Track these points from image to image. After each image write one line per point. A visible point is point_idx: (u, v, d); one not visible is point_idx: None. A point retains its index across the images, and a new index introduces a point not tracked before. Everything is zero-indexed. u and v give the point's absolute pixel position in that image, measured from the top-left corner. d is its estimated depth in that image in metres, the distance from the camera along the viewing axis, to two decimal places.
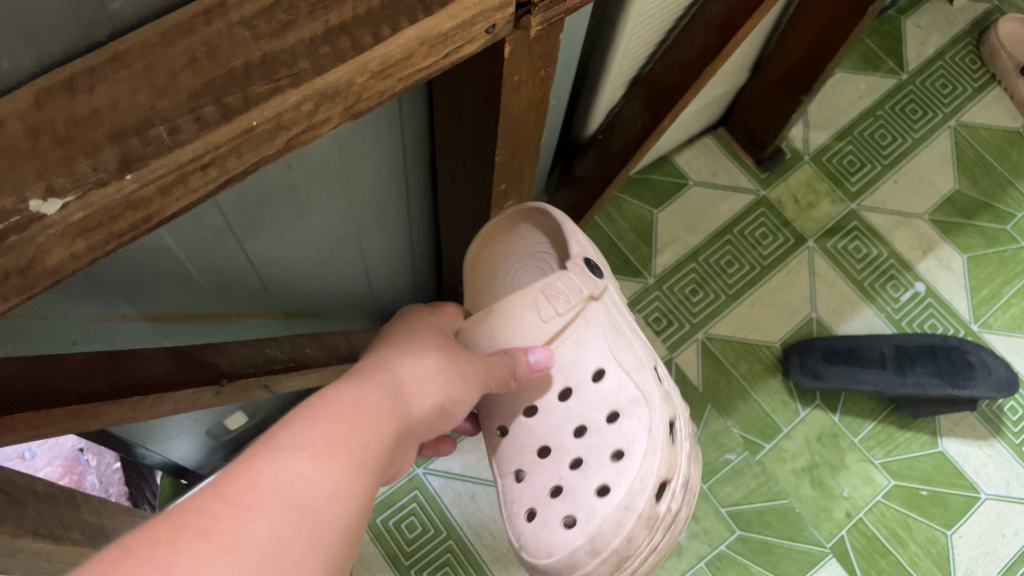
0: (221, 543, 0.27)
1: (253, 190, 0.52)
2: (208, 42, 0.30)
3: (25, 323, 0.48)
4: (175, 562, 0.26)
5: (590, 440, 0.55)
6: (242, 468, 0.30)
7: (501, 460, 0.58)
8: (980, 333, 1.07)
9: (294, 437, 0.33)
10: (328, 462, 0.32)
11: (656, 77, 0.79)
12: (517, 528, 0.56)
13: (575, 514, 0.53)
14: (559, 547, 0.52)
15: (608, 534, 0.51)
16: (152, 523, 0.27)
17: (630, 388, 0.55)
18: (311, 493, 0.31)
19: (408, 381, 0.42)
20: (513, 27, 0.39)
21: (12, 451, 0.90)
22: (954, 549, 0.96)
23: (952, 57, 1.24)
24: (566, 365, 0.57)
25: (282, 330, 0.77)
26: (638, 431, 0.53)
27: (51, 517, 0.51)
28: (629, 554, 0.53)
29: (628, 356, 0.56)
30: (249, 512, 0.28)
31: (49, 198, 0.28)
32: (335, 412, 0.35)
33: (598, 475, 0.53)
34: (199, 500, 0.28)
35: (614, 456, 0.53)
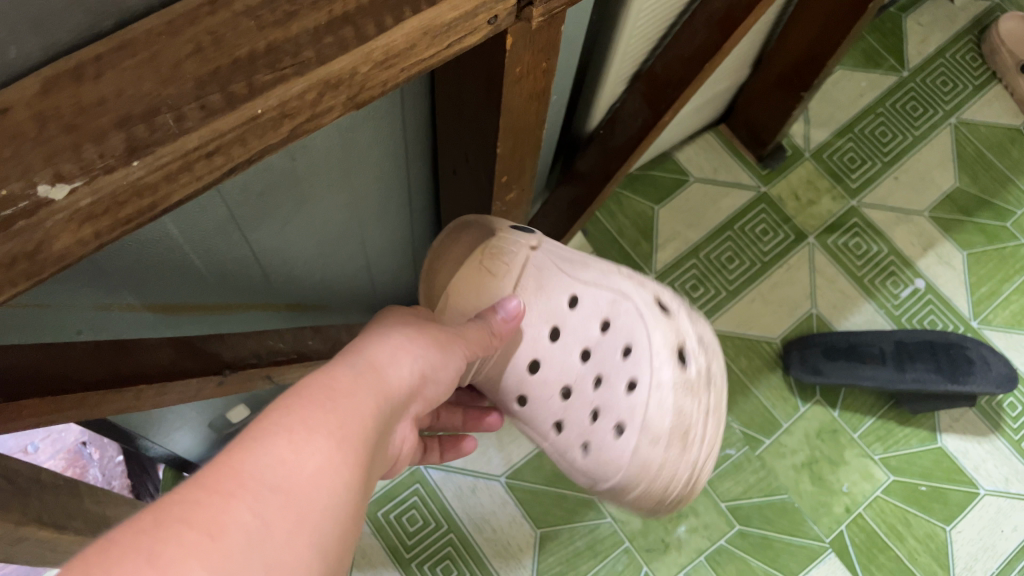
0: (205, 533, 0.25)
1: (257, 181, 0.53)
2: (213, 31, 0.31)
3: (30, 312, 0.48)
4: (159, 555, 0.24)
5: (598, 357, 0.59)
6: (219, 458, 0.29)
7: (535, 421, 0.62)
8: (980, 329, 1.07)
9: (267, 420, 0.31)
10: (309, 439, 0.30)
11: (658, 72, 0.80)
12: (584, 465, 0.60)
13: (622, 420, 0.57)
14: (623, 455, 0.57)
15: (658, 417, 0.55)
16: (127, 519, 0.25)
17: (605, 295, 0.59)
18: (296, 477, 0.29)
19: (380, 358, 0.40)
20: (516, 18, 0.40)
21: (15, 444, 0.91)
22: (953, 544, 0.96)
23: (953, 55, 1.24)
24: (542, 314, 0.59)
25: (284, 322, 0.78)
26: (632, 321, 0.57)
27: (56, 507, 0.51)
28: (691, 427, 0.56)
29: (586, 271, 0.60)
30: (232, 498, 0.27)
31: (57, 183, 0.28)
32: (307, 391, 0.33)
33: (623, 379, 0.57)
34: (178, 491, 0.27)
35: (625, 354, 0.57)
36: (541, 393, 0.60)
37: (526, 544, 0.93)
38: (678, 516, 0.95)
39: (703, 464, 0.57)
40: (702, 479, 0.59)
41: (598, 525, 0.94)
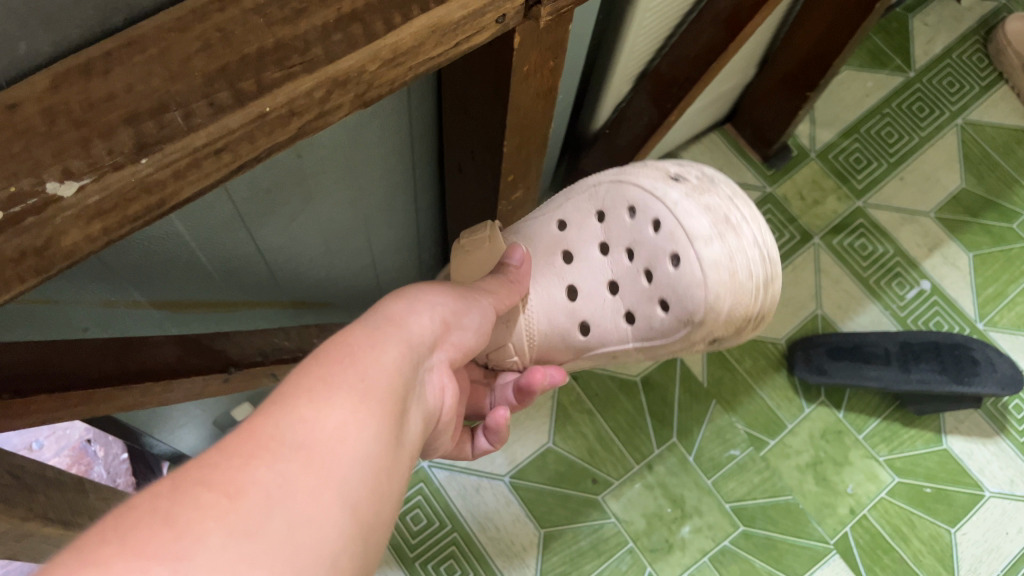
0: (224, 493, 0.26)
1: (263, 179, 0.53)
2: (222, 27, 0.31)
3: (37, 309, 0.48)
4: (179, 512, 0.25)
5: (612, 235, 0.57)
6: (239, 428, 0.29)
7: (612, 334, 0.59)
8: (985, 331, 1.07)
9: (285, 386, 0.32)
10: (326, 396, 0.31)
11: (663, 71, 0.80)
12: (676, 322, 0.54)
13: (666, 250, 0.53)
14: (692, 275, 0.52)
15: (691, 219, 0.52)
16: (149, 487, 0.26)
17: (581, 199, 0.59)
18: (316, 433, 0.29)
19: (398, 317, 0.41)
20: (524, 17, 0.40)
21: (20, 442, 0.89)
22: (958, 546, 0.96)
23: (960, 55, 1.24)
24: (549, 256, 0.60)
25: (289, 320, 0.78)
26: (613, 188, 0.57)
27: (62, 504, 0.51)
28: (727, 216, 0.52)
29: (557, 200, 0.61)
30: (250, 458, 0.28)
31: (65, 180, 0.28)
32: (327, 350, 0.35)
33: (640, 230, 0.55)
34: (200, 460, 0.27)
35: (629, 210, 0.56)
36: (593, 307, 0.59)
37: (530, 544, 0.93)
38: (682, 516, 0.95)
39: (764, 241, 0.53)
40: (777, 262, 0.54)
41: (602, 525, 0.94)
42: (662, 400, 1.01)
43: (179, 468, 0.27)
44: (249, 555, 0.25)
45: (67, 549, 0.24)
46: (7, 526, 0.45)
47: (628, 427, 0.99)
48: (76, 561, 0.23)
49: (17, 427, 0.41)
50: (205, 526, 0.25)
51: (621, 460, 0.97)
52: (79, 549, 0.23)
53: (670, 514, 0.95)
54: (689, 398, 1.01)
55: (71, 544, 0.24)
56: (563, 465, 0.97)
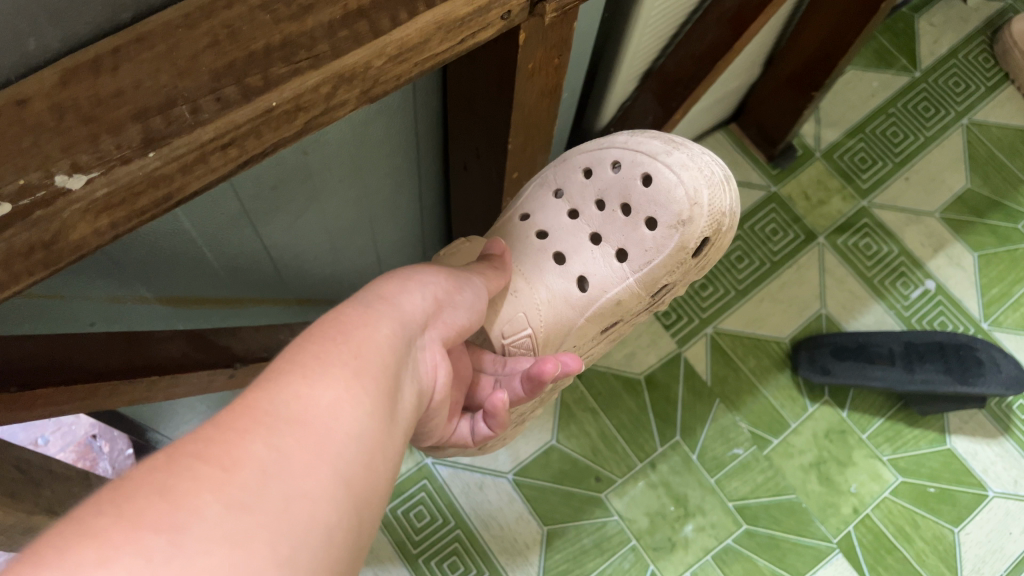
0: (220, 465, 0.27)
1: (270, 175, 0.53)
2: (230, 24, 0.31)
3: (45, 303, 0.49)
4: (176, 485, 0.26)
5: (577, 196, 0.58)
6: (234, 403, 0.30)
7: (610, 282, 0.57)
8: (990, 331, 1.07)
9: (278, 362, 0.33)
10: (320, 373, 0.32)
11: (669, 70, 0.80)
12: (667, 231, 0.55)
13: (636, 174, 0.56)
14: (668, 179, 0.54)
15: (645, 146, 0.56)
16: (147, 460, 0.27)
17: (534, 188, 0.60)
18: (309, 409, 0.30)
19: (393, 294, 0.41)
20: (529, 14, 0.40)
21: (24, 436, 0.87)
22: (961, 546, 0.96)
23: (966, 56, 1.24)
24: (525, 244, 0.59)
25: (293, 316, 0.78)
26: (564, 163, 0.59)
27: (67, 498, 0.52)
28: (669, 135, 0.57)
29: (515, 203, 0.61)
30: (245, 431, 0.28)
31: (74, 173, 0.28)
32: (321, 330, 0.35)
33: (601, 178, 0.57)
34: (195, 433, 0.28)
35: (587, 168, 0.58)
36: (584, 261, 0.58)
37: (532, 541, 0.93)
38: (684, 515, 0.95)
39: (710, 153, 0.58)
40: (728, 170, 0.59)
41: (605, 524, 0.94)
42: (665, 399, 1.01)
43: (175, 442, 0.28)
44: (244, 528, 0.26)
45: (67, 519, 0.25)
46: (13, 520, 0.45)
47: (632, 425, 0.99)
48: (74, 533, 0.24)
49: (23, 419, 0.42)
50: (199, 499, 0.25)
51: (624, 458, 0.97)
52: (76, 521, 0.24)
53: (673, 513, 0.95)
54: (692, 397, 1.01)
55: (69, 514, 0.25)
56: (566, 463, 0.97)
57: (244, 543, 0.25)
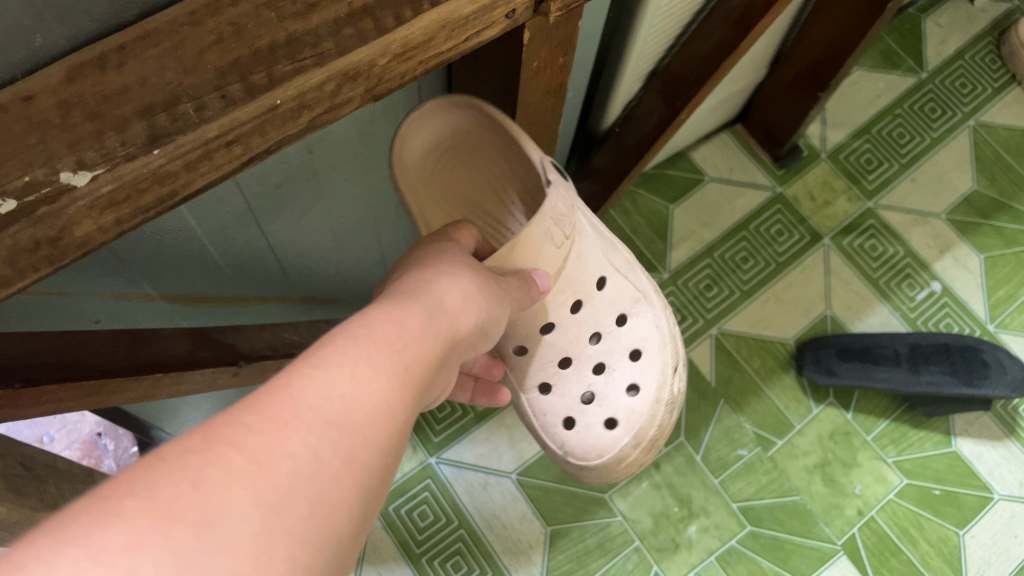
0: (253, 459, 0.26)
1: (275, 173, 0.53)
2: (234, 22, 0.31)
3: (51, 301, 0.49)
4: (207, 475, 0.25)
5: (608, 344, 0.63)
6: (279, 385, 0.30)
7: (526, 376, 0.64)
8: (996, 333, 1.06)
9: (325, 354, 0.32)
10: (366, 381, 0.32)
11: (674, 70, 0.80)
12: (561, 437, 0.63)
13: (616, 415, 0.61)
14: (607, 448, 0.61)
15: (645, 425, 0.61)
16: (183, 438, 0.27)
17: (631, 291, 0.63)
18: (347, 414, 0.30)
19: (438, 298, 0.41)
20: (533, 13, 0.40)
21: (31, 436, 0.88)
22: (966, 549, 0.95)
23: (973, 56, 1.24)
24: (573, 283, 0.62)
25: (298, 315, 0.79)
26: (648, 329, 0.62)
27: (71, 494, 0.52)
28: (660, 441, 0.62)
29: (618, 260, 0.63)
30: (287, 424, 0.28)
31: (78, 170, 0.28)
32: (367, 330, 0.35)
33: (627, 372, 0.62)
34: (234, 415, 0.28)
35: (633, 355, 0.62)
36: (543, 350, 0.63)
37: (536, 542, 0.93)
38: (688, 516, 0.95)
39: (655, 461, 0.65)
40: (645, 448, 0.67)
41: (608, 524, 0.94)
42: None
43: (209, 421, 0.28)
44: (267, 531, 0.25)
45: (96, 490, 0.25)
46: (18, 517, 0.45)
47: None
48: (103, 510, 0.23)
49: (28, 415, 0.42)
50: (231, 491, 0.25)
51: None
52: (107, 496, 0.24)
53: (677, 514, 0.95)
54: (696, 397, 1.01)
55: (100, 486, 0.25)
56: None
57: (266, 548, 0.25)
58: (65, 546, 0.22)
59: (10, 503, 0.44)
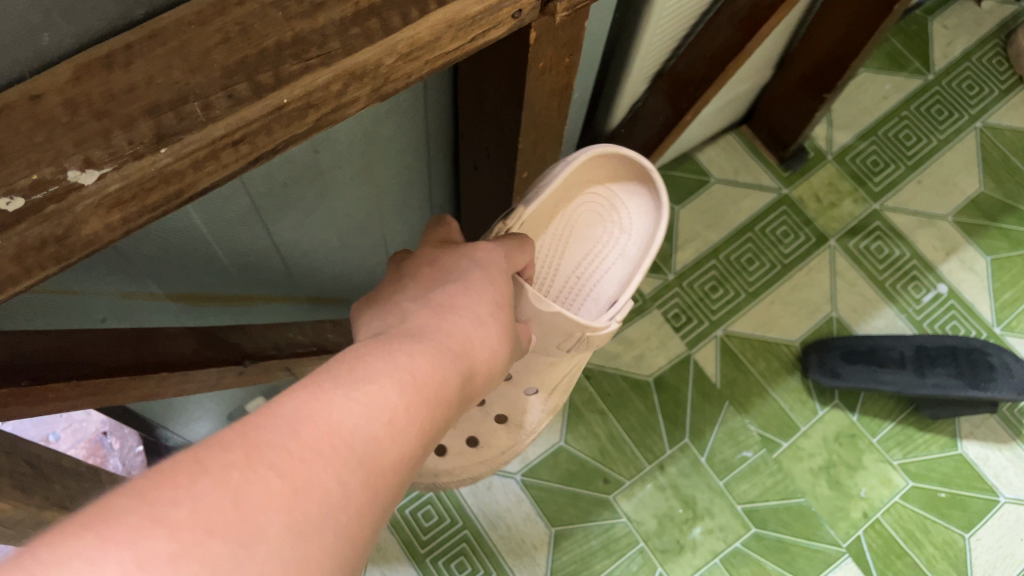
0: (290, 483, 0.25)
1: (280, 172, 0.53)
2: (241, 21, 0.31)
3: (58, 298, 0.49)
4: (246, 492, 0.24)
5: (473, 413, 0.62)
6: (319, 408, 0.28)
7: None
8: (1003, 335, 1.06)
9: (367, 384, 0.31)
10: (399, 426, 0.30)
11: (679, 70, 0.80)
12: None
13: None
14: None
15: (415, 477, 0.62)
16: (221, 443, 0.25)
17: (527, 419, 0.63)
18: (377, 450, 0.29)
19: (469, 328, 0.40)
20: (539, 13, 0.40)
21: (36, 434, 0.89)
22: (972, 551, 0.95)
23: (979, 58, 1.23)
24: (532, 373, 0.60)
25: (303, 314, 0.79)
26: (496, 445, 0.63)
27: (77, 492, 0.52)
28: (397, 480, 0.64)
29: (554, 399, 0.63)
30: (324, 454, 0.27)
31: (86, 169, 0.29)
32: (403, 362, 0.34)
33: (455, 437, 0.62)
34: (273, 429, 0.27)
35: (470, 440, 0.62)
36: None
37: (540, 542, 0.93)
38: (693, 517, 0.94)
39: None
40: None
41: (613, 525, 0.94)
42: (675, 400, 1.01)
43: (242, 424, 0.27)
44: (297, 560, 0.24)
45: (133, 484, 0.24)
46: (23, 514, 0.45)
47: (641, 426, 0.99)
48: (146, 515, 0.22)
49: (35, 412, 0.42)
50: (269, 517, 0.24)
51: (633, 460, 0.97)
52: (150, 500, 0.23)
53: (682, 515, 0.95)
54: (701, 399, 1.01)
55: (136, 480, 0.24)
56: (574, 464, 0.97)
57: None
58: (110, 545, 0.21)
59: (14, 500, 0.44)
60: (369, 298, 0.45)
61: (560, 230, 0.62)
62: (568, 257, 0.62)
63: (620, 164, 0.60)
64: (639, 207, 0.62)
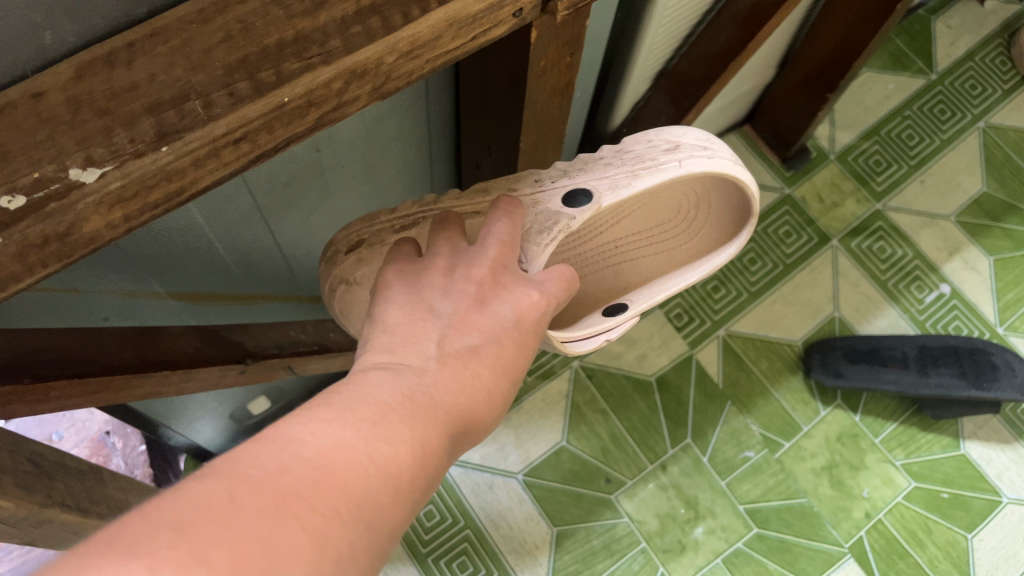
0: (313, 538, 0.24)
1: (283, 171, 0.53)
2: (243, 19, 0.31)
3: (60, 297, 0.49)
4: (274, 544, 0.23)
5: None
6: (341, 457, 0.27)
7: None
8: (1005, 335, 1.06)
9: (387, 431, 0.29)
10: (408, 491, 0.29)
11: (682, 70, 0.80)
12: None
13: None
14: None
15: None
16: (253, 479, 0.24)
17: None
18: (388, 509, 0.27)
19: (491, 368, 0.38)
20: (540, 12, 0.40)
21: (38, 433, 0.90)
22: (974, 552, 0.95)
23: (982, 58, 1.23)
24: None
25: (305, 314, 0.79)
26: None
27: (79, 491, 0.52)
28: None
29: None
30: (345, 513, 0.25)
31: (88, 167, 0.29)
32: (421, 408, 0.32)
33: None
34: (298, 474, 0.25)
35: None
36: None
37: (542, 542, 0.93)
38: (695, 517, 0.94)
39: None
40: None
41: (615, 525, 0.94)
42: (677, 400, 1.01)
43: (269, 462, 0.25)
44: None
45: (162, 511, 0.22)
46: (25, 513, 0.45)
47: (642, 426, 0.99)
48: (182, 552, 0.21)
49: (39, 411, 0.42)
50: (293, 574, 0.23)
51: (635, 459, 0.97)
52: (186, 537, 0.22)
53: (683, 515, 0.95)
54: (704, 399, 1.01)
55: (170, 507, 0.22)
56: (576, 464, 0.97)
57: None
58: None
59: (17, 498, 0.44)
60: (402, 278, 0.42)
61: (634, 203, 0.57)
62: (619, 226, 0.59)
63: (728, 188, 0.55)
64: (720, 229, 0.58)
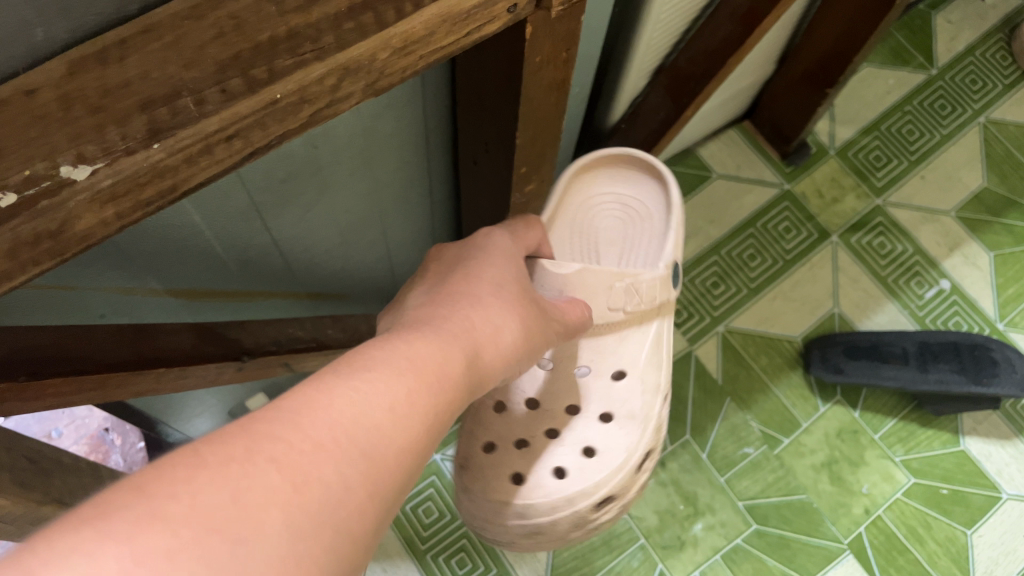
0: (291, 479, 0.26)
1: (279, 168, 0.53)
2: (236, 15, 0.31)
3: (56, 294, 0.49)
4: (244, 488, 0.24)
5: (577, 422, 0.62)
6: (310, 393, 0.29)
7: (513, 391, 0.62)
8: (1005, 331, 1.05)
9: (369, 375, 0.32)
10: (400, 422, 0.31)
11: (680, 66, 0.80)
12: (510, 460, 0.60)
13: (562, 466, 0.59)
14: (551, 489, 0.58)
15: (583, 487, 0.58)
16: (223, 438, 0.26)
17: (633, 404, 0.63)
18: (377, 438, 0.29)
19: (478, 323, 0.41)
20: (535, 6, 0.40)
21: (37, 430, 0.90)
22: (974, 548, 0.94)
23: (983, 53, 1.23)
24: (604, 355, 0.64)
25: (304, 310, 0.79)
26: (617, 443, 0.61)
27: (76, 488, 0.52)
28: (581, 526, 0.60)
29: (650, 378, 0.64)
30: (328, 452, 0.27)
31: (78, 164, 0.28)
32: (405, 350, 0.35)
33: (569, 453, 0.60)
34: (275, 425, 0.27)
35: (586, 449, 0.60)
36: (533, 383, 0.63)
37: None
38: (694, 513, 0.94)
39: None
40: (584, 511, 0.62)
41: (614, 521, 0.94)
42: (676, 397, 1.01)
43: (248, 421, 0.27)
44: (297, 557, 0.24)
45: (134, 476, 0.24)
46: (22, 511, 0.45)
47: None
48: (147, 510, 0.23)
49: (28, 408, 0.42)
50: (272, 514, 0.24)
51: None
52: (151, 494, 0.23)
53: (682, 511, 0.95)
54: (704, 396, 1.01)
55: (146, 472, 0.24)
56: None
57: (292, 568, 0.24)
58: (108, 541, 0.21)
59: (14, 496, 0.44)
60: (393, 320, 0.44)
61: (584, 237, 0.70)
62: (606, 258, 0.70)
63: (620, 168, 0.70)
64: (652, 190, 0.70)
